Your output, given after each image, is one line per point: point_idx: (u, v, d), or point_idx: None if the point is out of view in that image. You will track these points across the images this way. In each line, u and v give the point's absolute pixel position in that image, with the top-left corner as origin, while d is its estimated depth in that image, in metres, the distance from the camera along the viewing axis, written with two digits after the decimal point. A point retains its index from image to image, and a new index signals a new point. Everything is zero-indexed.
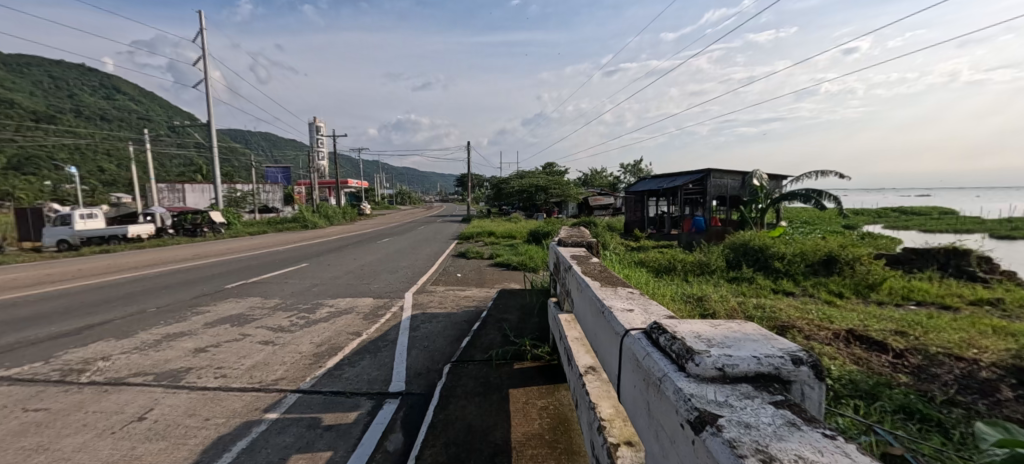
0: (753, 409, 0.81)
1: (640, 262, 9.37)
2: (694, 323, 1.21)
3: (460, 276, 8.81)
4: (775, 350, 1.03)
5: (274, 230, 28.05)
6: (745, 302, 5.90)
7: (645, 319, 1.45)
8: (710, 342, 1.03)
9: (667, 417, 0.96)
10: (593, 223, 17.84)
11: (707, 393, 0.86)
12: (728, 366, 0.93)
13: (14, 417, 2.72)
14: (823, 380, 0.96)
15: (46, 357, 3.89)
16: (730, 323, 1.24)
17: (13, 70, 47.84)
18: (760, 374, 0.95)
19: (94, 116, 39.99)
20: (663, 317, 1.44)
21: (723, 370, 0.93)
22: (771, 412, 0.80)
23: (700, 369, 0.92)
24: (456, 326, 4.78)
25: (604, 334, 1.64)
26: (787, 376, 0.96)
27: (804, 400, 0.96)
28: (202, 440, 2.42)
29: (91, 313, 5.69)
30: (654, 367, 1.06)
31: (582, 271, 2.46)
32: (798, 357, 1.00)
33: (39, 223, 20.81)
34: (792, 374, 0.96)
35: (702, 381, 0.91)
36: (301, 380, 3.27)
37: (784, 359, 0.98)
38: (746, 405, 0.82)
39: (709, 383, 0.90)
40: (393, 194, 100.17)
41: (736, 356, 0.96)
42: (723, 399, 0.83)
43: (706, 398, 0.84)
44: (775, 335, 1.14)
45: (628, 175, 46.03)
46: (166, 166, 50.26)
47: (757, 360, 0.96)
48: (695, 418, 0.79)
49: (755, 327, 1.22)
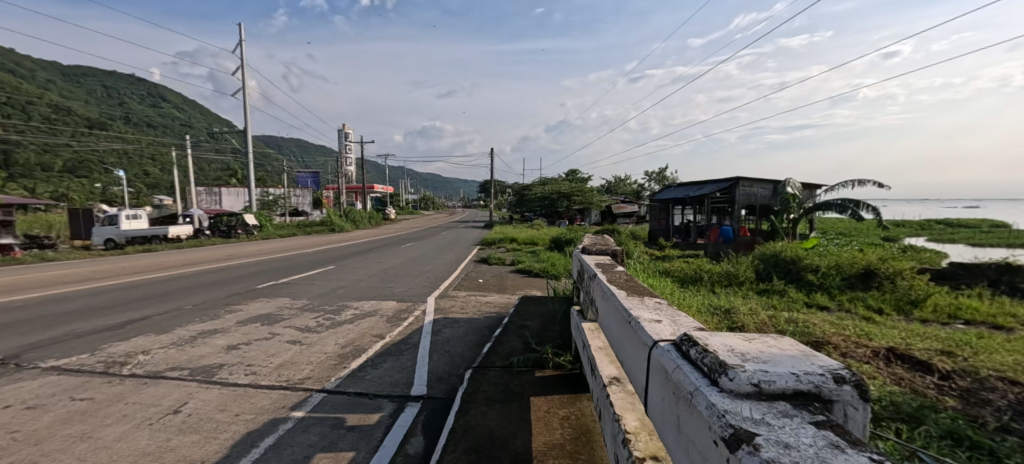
0: (794, 429, 0.77)
1: (665, 272, 9.16)
2: (727, 336, 1.17)
3: (481, 281, 8.87)
4: (815, 367, 0.98)
5: (302, 233, 28.89)
6: (776, 316, 5.65)
7: (675, 331, 1.40)
8: (746, 356, 0.99)
9: (698, 433, 0.93)
10: (617, 231, 17.65)
11: (742, 409, 0.82)
12: (764, 382, 0.90)
13: (62, 404, 2.90)
14: (867, 400, 0.91)
15: (91, 349, 4.11)
16: (763, 337, 1.20)
17: (69, 79, 51.40)
18: (799, 391, 0.91)
19: (141, 124, 42.52)
20: (694, 329, 1.39)
21: (758, 385, 0.89)
22: (812, 434, 0.76)
23: (734, 384, 0.89)
24: (478, 332, 4.79)
25: (630, 344, 1.60)
26: (830, 396, 0.91)
27: (847, 421, 0.91)
28: (232, 434, 2.50)
29: (133, 309, 6.01)
30: (685, 380, 1.03)
31: (607, 279, 2.43)
32: (842, 376, 0.95)
33: (87, 223, 22.11)
34: (834, 393, 0.91)
35: (736, 396, 0.87)
36: (326, 380, 3.33)
37: (827, 377, 0.93)
38: (785, 424, 0.79)
39: (744, 399, 0.87)
40: (417, 200, 102.21)
41: (773, 372, 0.92)
42: (760, 416, 0.80)
43: (742, 415, 0.81)
44: (816, 352, 1.09)
45: (652, 183, 45.52)
46: (205, 170, 52.91)
47: (797, 377, 0.92)
48: (730, 435, 0.76)
49: (793, 343, 1.17)
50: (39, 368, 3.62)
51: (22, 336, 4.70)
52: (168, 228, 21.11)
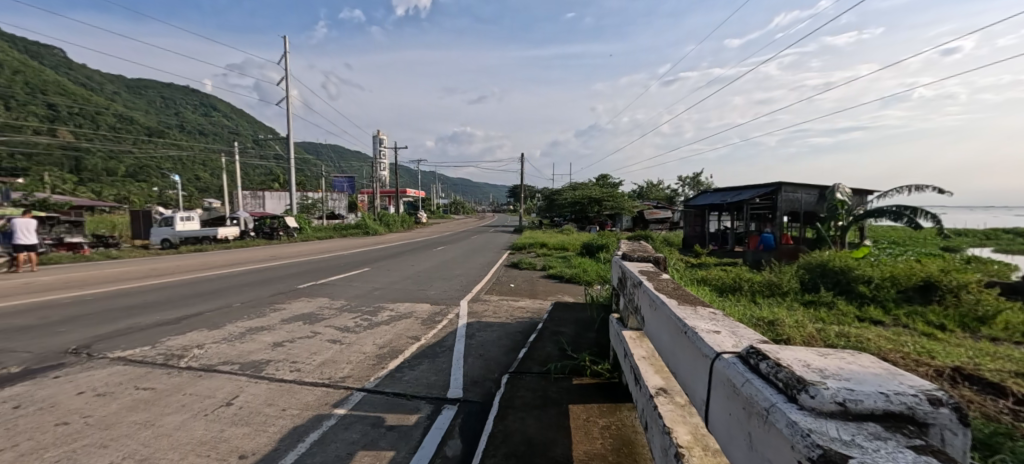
0: (889, 452, 0.72)
1: (702, 280, 8.85)
2: (799, 351, 1.12)
3: (513, 286, 8.89)
4: (905, 387, 0.91)
5: (339, 235, 29.95)
6: (825, 329, 5.33)
7: (737, 343, 1.35)
8: (826, 374, 0.94)
9: (777, 453, 0.88)
10: (650, 237, 17.26)
11: (829, 430, 0.78)
12: (850, 401, 0.84)
13: (128, 393, 3.12)
14: (968, 426, 0.84)
15: (152, 342, 4.41)
16: (838, 353, 1.14)
17: (134, 92, 55.80)
18: (891, 413, 0.84)
19: (195, 132, 45.52)
20: (757, 342, 1.33)
21: (844, 404, 0.84)
22: (911, 459, 0.70)
23: (816, 401, 0.85)
24: (511, 337, 4.80)
25: (685, 355, 1.55)
26: (926, 418, 0.84)
27: (945, 445, 0.84)
28: (279, 428, 2.61)
29: (187, 305, 6.40)
30: (757, 395, 0.98)
31: (653, 287, 2.37)
32: (937, 398, 0.88)
33: (146, 224, 23.84)
34: (930, 415, 0.84)
35: (821, 416, 0.82)
36: (366, 380, 3.43)
37: (920, 398, 0.86)
38: (879, 447, 0.73)
39: (829, 418, 0.82)
40: (448, 205, 103.96)
41: (860, 391, 0.87)
42: (851, 438, 0.75)
43: (830, 435, 0.76)
44: (902, 372, 1.02)
45: (686, 188, 44.25)
46: (251, 175, 55.96)
47: (886, 398, 0.86)
48: (818, 456, 0.72)
49: (875, 361, 1.09)
50: (108, 358, 3.92)
51: (92, 327, 5.11)
52: (217, 229, 22.46)
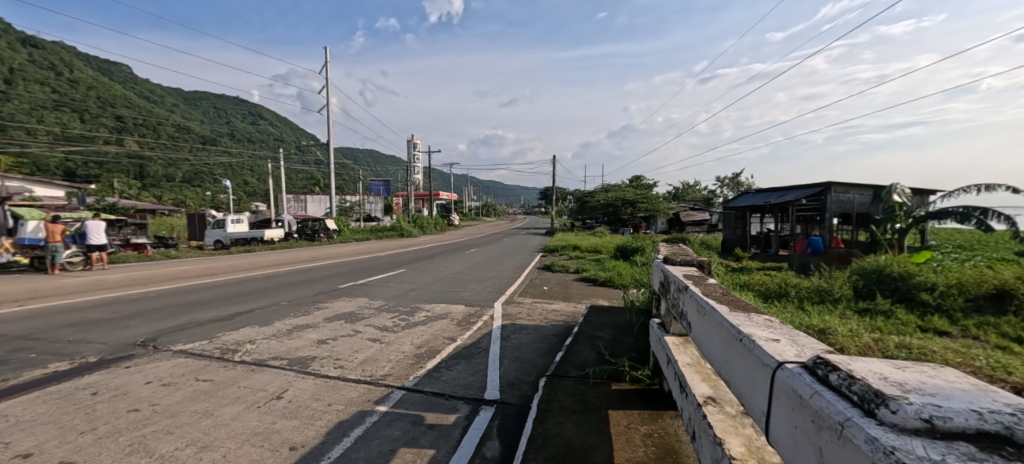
0: None
1: (744, 285, 8.48)
2: (870, 364, 1.07)
3: (546, 289, 8.86)
4: (999, 406, 0.84)
5: (375, 237, 30.89)
6: (883, 340, 4.97)
7: (801, 352, 1.29)
8: (907, 389, 0.89)
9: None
10: (687, 240, 16.75)
11: (911, 446, 0.73)
12: (937, 418, 0.78)
13: (189, 384, 3.35)
14: None
15: (210, 337, 4.71)
16: (917, 367, 1.07)
17: (191, 103, 59.98)
18: (982, 432, 0.77)
19: (244, 140, 48.35)
20: (822, 353, 1.26)
21: (930, 421, 0.78)
22: None
23: (897, 417, 0.79)
24: (547, 340, 4.78)
25: (740, 363, 1.49)
26: None
27: None
28: (326, 422, 2.73)
29: (238, 303, 6.79)
30: (830, 409, 0.93)
31: (700, 291, 2.30)
32: None
33: (201, 226, 25.52)
34: None
35: (900, 430, 0.77)
36: (405, 378, 3.52)
37: (1021, 420, 0.78)
38: None
39: (911, 434, 0.76)
40: (480, 207, 105.19)
41: (949, 408, 0.81)
42: (937, 457, 0.70)
43: (914, 452, 0.71)
44: (997, 390, 0.93)
45: (725, 189, 42.58)
46: (295, 179, 58.80)
47: (978, 416, 0.79)
48: None
49: (963, 377, 1.01)
50: (171, 350, 4.22)
51: (156, 322, 5.52)
52: (264, 231, 23.77)
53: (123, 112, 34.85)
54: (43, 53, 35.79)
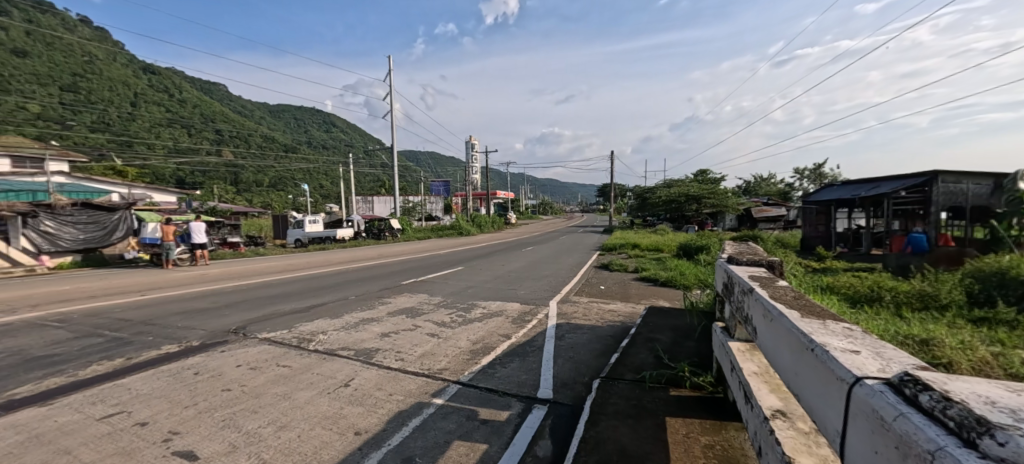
0: None
1: (827, 288, 7.68)
2: (975, 385, 0.90)
3: (603, 288, 8.65)
4: None
5: (436, 236, 32.08)
6: (1006, 355, 4.23)
7: (884, 367, 1.13)
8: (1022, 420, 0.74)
9: None
10: (760, 238, 15.52)
11: None
12: None
13: (271, 368, 3.71)
14: None
15: (289, 327, 5.19)
16: None
17: (275, 115, 66.32)
18: None
19: (319, 146, 52.49)
20: (913, 368, 1.10)
21: None
22: None
23: (1004, 451, 0.66)
24: (602, 340, 4.67)
25: (812, 375, 1.34)
26: None
27: None
28: (387, 411, 2.88)
29: (313, 297, 7.41)
30: (918, 435, 0.80)
31: (768, 294, 2.12)
32: None
33: (284, 226, 28.13)
34: None
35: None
36: (461, 373, 3.62)
37: None
38: None
39: None
40: (536, 205, 105.36)
41: None
42: None
43: None
44: None
45: (806, 182, 38.82)
46: (363, 182, 62.79)
47: None
48: None
49: None
50: (256, 338, 4.70)
51: (246, 312, 6.19)
52: (336, 231, 25.65)
53: (220, 125, 39.36)
54: (160, 78, 41.43)
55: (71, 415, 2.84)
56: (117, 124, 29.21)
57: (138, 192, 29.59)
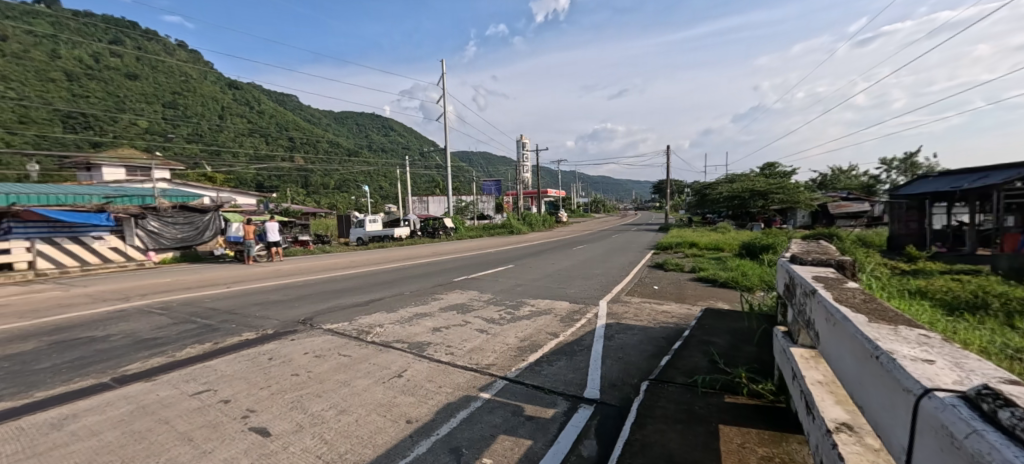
0: None
1: (918, 292, 6.84)
2: None
3: (657, 288, 8.33)
4: None
5: (487, 235, 32.60)
6: None
7: (964, 381, 1.00)
8: None
9: None
10: (836, 236, 14.15)
11: None
12: None
13: (334, 356, 3.98)
14: None
15: (350, 319, 5.53)
16: None
17: (339, 121, 70.91)
18: None
19: (378, 149, 55.29)
20: (1005, 385, 0.96)
21: None
22: None
23: None
24: (654, 342, 4.50)
25: (879, 388, 1.21)
26: None
27: None
28: (437, 402, 2.98)
29: (372, 292, 7.84)
30: (990, 456, 0.70)
31: (832, 296, 1.94)
32: None
33: (347, 226, 29.98)
34: None
35: None
36: (509, 369, 3.67)
37: None
38: None
39: None
40: (588, 203, 103.79)
41: None
42: None
43: None
44: None
45: (894, 173, 34.78)
46: (418, 182, 65.29)
47: None
48: None
49: None
50: (321, 328, 5.07)
51: (312, 305, 6.69)
52: (394, 230, 26.90)
53: (292, 133, 42.78)
54: (242, 92, 45.92)
55: (169, 390, 3.24)
56: (208, 135, 33.04)
57: (224, 195, 33.00)
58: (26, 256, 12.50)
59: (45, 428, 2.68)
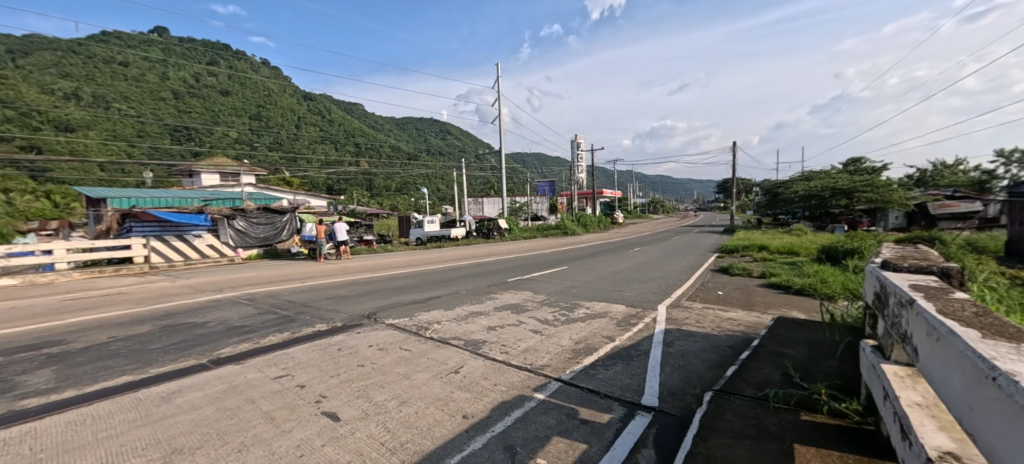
0: None
1: None
2: None
3: (722, 294, 7.84)
4: None
5: (541, 236, 32.59)
6: None
7: None
8: None
9: None
10: (938, 240, 12.44)
11: None
12: None
13: (396, 350, 4.20)
14: None
15: (410, 315, 5.81)
16: None
17: (401, 127, 74.52)
18: None
19: (436, 153, 57.34)
20: None
21: None
22: None
23: None
24: (718, 350, 4.24)
25: (997, 414, 1.06)
26: None
27: None
28: (492, 400, 3.04)
29: (430, 290, 8.16)
30: None
31: (934, 308, 1.72)
32: None
33: (407, 226, 31.39)
34: None
35: None
36: (563, 371, 3.64)
37: None
38: None
39: None
40: (646, 204, 100.07)
41: None
42: None
43: None
44: None
45: (1015, 167, 29.84)
46: (474, 184, 66.84)
47: None
48: None
49: None
50: (384, 323, 5.36)
51: (376, 300, 7.09)
52: (451, 230, 27.76)
53: (358, 139, 45.66)
54: (315, 103, 49.94)
55: (256, 373, 3.60)
56: (286, 143, 36.36)
57: (299, 198, 35.98)
58: (139, 250, 14.14)
59: (157, 400, 3.08)
